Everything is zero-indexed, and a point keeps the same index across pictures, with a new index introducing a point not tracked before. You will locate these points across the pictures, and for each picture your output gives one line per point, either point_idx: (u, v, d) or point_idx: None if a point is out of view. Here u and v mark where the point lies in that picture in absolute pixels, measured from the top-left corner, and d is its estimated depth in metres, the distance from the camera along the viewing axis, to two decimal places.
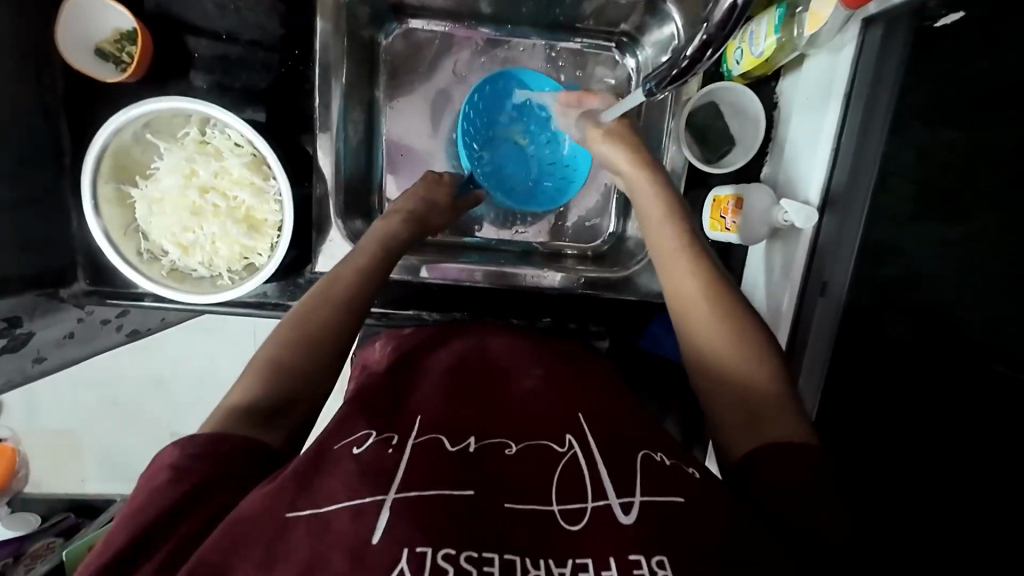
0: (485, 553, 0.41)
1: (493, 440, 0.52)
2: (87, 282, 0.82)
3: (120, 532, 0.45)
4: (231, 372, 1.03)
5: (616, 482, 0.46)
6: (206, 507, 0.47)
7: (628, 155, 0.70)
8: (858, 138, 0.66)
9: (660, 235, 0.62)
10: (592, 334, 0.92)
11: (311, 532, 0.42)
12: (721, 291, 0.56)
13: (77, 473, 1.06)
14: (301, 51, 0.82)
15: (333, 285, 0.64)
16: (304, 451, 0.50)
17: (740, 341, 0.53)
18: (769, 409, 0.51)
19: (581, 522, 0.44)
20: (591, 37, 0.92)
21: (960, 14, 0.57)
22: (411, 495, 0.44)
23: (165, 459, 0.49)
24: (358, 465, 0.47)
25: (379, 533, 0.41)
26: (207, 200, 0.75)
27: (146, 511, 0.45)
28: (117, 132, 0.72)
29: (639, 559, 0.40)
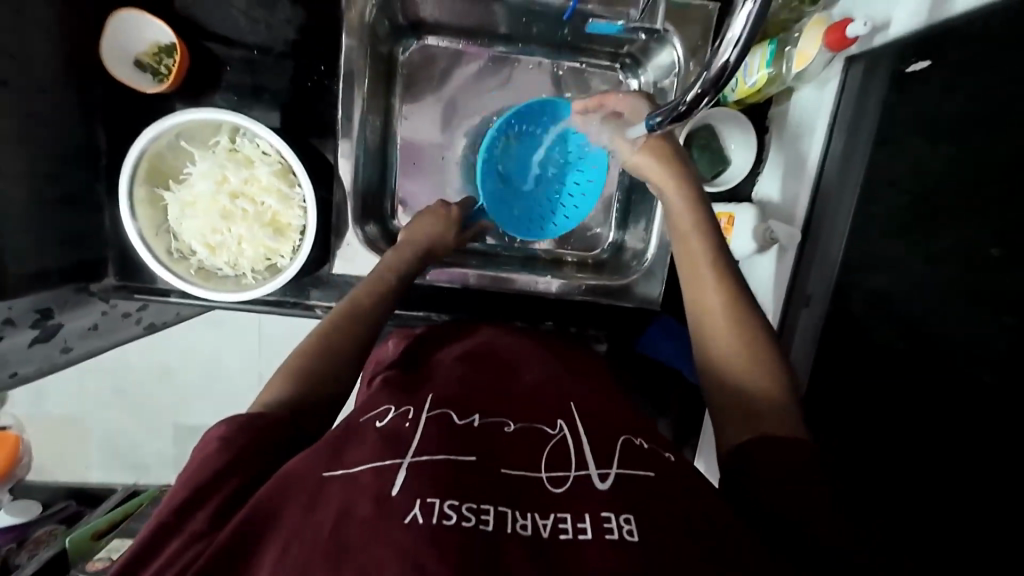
0: (483, 505, 0.46)
1: (496, 418, 0.57)
2: (115, 277, 0.87)
3: (180, 491, 0.51)
4: (240, 366, 1.09)
5: (595, 454, 0.52)
6: (239, 474, 0.52)
7: (659, 167, 0.73)
8: (843, 164, 0.73)
9: (687, 247, 0.67)
10: (592, 337, 0.99)
11: (343, 488, 0.47)
12: (742, 311, 0.61)
13: (84, 458, 1.12)
14: (326, 67, 0.87)
15: (353, 304, 0.71)
16: (335, 428, 0.56)
17: (755, 361, 0.58)
18: (768, 409, 0.56)
19: (564, 486, 0.49)
20: (595, 58, 0.97)
21: (927, 62, 0.62)
22: (423, 459, 0.49)
23: (215, 433, 0.55)
24: (380, 435, 0.53)
25: (397, 488, 0.46)
26: (237, 205, 0.80)
27: (199, 475, 0.51)
28: (155, 139, 0.77)
29: (609, 515, 0.45)
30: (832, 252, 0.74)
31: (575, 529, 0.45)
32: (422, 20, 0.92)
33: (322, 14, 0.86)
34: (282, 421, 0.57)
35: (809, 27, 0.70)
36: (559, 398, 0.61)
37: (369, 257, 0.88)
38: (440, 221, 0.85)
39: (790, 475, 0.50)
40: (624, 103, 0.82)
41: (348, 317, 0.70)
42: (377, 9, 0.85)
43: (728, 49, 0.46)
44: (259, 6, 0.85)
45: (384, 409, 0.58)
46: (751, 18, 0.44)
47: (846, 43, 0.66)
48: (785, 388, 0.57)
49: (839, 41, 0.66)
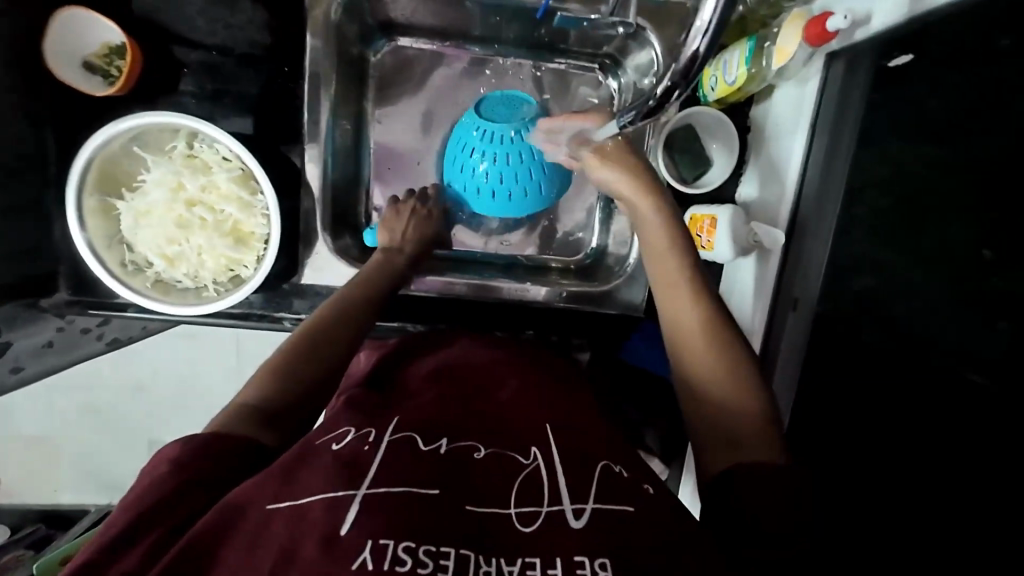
0: (443, 548, 0.42)
1: (466, 442, 0.54)
2: (69, 292, 0.82)
3: (119, 518, 0.46)
4: (215, 380, 1.03)
5: (572, 488, 0.48)
6: (191, 499, 0.48)
7: (630, 181, 0.69)
8: (825, 169, 0.70)
9: (662, 267, 0.64)
10: (575, 346, 0.95)
11: (289, 523, 0.44)
12: (720, 332, 0.58)
13: (54, 482, 1.05)
14: (291, 68, 0.84)
15: (328, 313, 0.67)
16: (289, 450, 0.51)
17: (733, 383, 0.56)
18: (755, 432, 0.53)
19: (534, 525, 0.45)
20: (575, 58, 0.95)
21: (909, 56, 0.60)
22: (380, 492, 0.45)
23: (166, 454, 0.51)
24: (335, 459, 0.49)
25: (348, 525, 0.43)
26: (194, 213, 0.75)
27: (145, 496, 0.47)
28: (105, 145, 0.73)
29: (583, 560, 0.42)
30: (814, 262, 0.71)
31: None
32: (393, 20, 0.89)
33: (286, 14, 0.83)
34: (244, 435, 0.54)
35: (788, 22, 0.67)
36: (541, 416, 0.59)
37: (340, 267, 0.84)
38: (417, 221, 0.85)
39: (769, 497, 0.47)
40: (587, 119, 0.73)
41: (307, 334, 0.64)
42: (344, 10, 0.82)
43: (698, 36, 0.44)
44: (219, 6, 0.81)
45: (344, 432, 0.54)
46: (719, 4, 0.42)
47: (828, 36, 0.63)
48: (766, 411, 0.54)
49: (819, 35, 0.63)
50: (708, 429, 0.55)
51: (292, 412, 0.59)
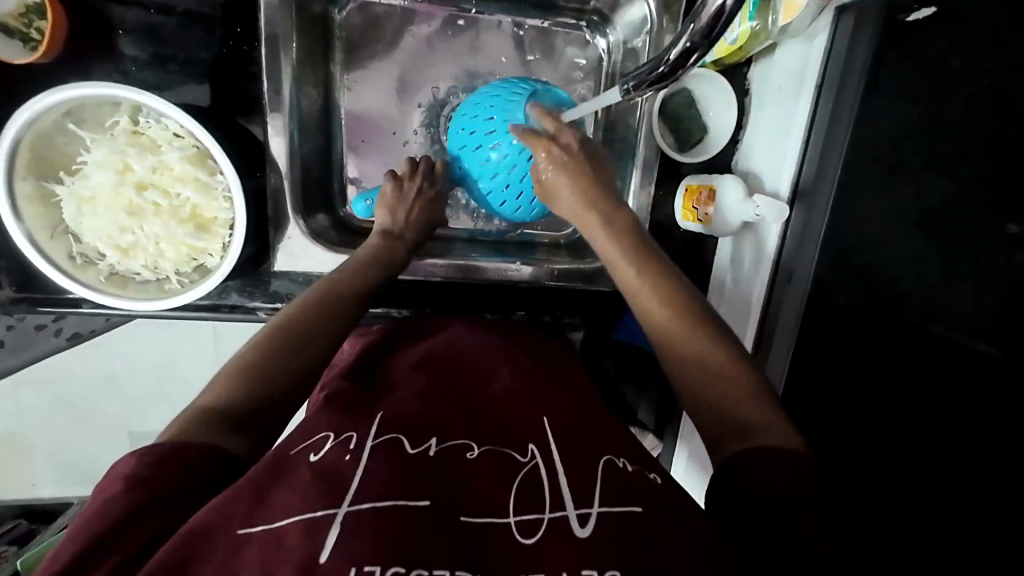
0: (438, 570, 0.39)
1: (457, 441, 0.51)
2: (12, 289, 0.74)
3: (67, 547, 0.42)
4: (189, 368, 0.97)
5: (575, 493, 0.46)
6: (149, 522, 0.44)
7: (579, 182, 0.68)
8: (829, 137, 0.65)
9: (623, 268, 0.65)
10: (567, 326, 0.91)
11: (262, 551, 0.40)
12: (693, 316, 0.59)
13: (26, 478, 1.00)
14: (244, 29, 0.74)
15: (304, 308, 0.61)
16: (264, 459, 0.48)
17: (717, 363, 0.56)
18: (757, 425, 0.52)
19: (537, 535, 0.43)
20: (559, 15, 0.87)
21: (932, 9, 0.54)
22: (364, 509, 0.42)
23: (123, 469, 0.46)
24: (313, 473, 0.45)
25: (327, 551, 0.39)
26: (145, 198, 0.68)
27: (88, 529, 0.42)
28: (33, 121, 0.64)
29: (592, 574, 0.40)
30: (812, 233, 0.67)
31: None
32: None
33: None
34: (211, 442, 0.49)
35: None
36: (533, 408, 0.56)
37: (316, 250, 0.78)
38: (422, 205, 0.77)
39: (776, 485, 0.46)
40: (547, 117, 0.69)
41: (277, 332, 0.58)
42: None
43: None
44: None
45: (321, 439, 0.51)
46: None
47: None
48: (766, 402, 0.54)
49: None
50: (712, 419, 0.55)
51: (272, 414, 0.54)
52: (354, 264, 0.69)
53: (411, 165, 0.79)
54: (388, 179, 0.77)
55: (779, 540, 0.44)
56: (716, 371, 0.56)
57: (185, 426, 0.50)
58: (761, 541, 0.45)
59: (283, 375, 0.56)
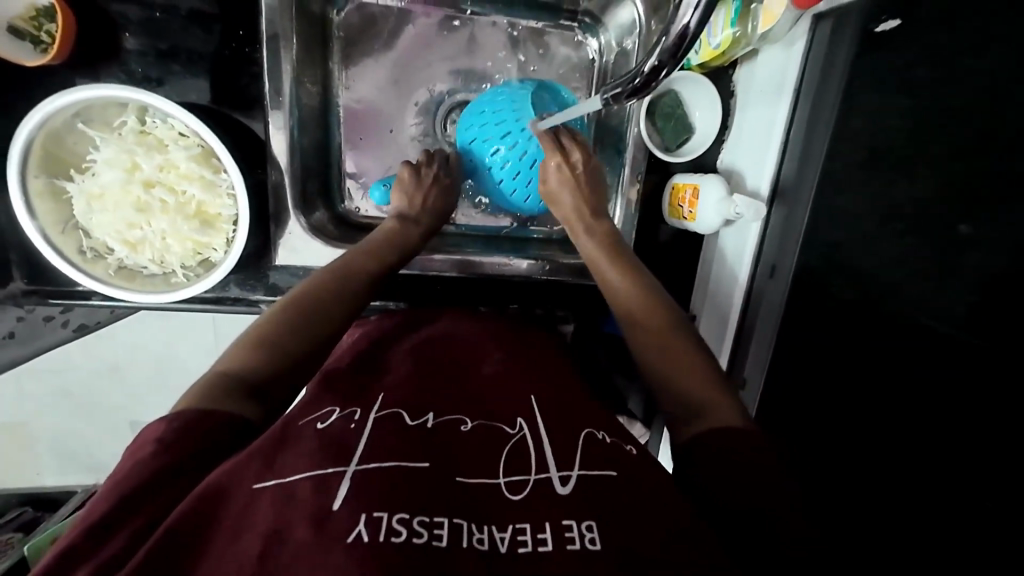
0: (437, 518, 0.43)
1: (452, 415, 0.55)
2: (23, 281, 0.77)
3: (101, 503, 0.45)
4: (192, 359, 1.01)
5: (558, 458, 0.49)
6: (167, 492, 0.46)
7: (574, 196, 0.75)
8: (809, 137, 0.69)
9: (603, 271, 0.71)
10: (559, 319, 0.95)
11: (275, 502, 0.43)
12: (658, 314, 0.64)
13: (32, 466, 1.04)
14: (246, 32, 0.76)
15: (312, 290, 0.64)
16: (272, 428, 0.52)
17: (682, 356, 0.60)
18: (724, 403, 0.56)
19: (523, 493, 0.46)
20: (553, 16, 0.89)
21: (897, 21, 0.58)
22: (370, 468, 0.46)
23: (152, 434, 0.50)
24: (319, 440, 0.49)
25: (340, 501, 0.43)
26: (153, 195, 0.71)
27: (120, 487, 0.46)
28: (44, 121, 0.66)
29: (570, 523, 0.43)
30: (794, 228, 0.73)
31: (535, 540, 0.42)
32: None
33: None
34: (232, 412, 0.53)
35: None
36: (523, 391, 0.60)
37: (317, 245, 0.81)
38: (437, 191, 0.80)
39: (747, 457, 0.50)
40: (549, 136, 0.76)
41: (281, 316, 0.61)
42: None
43: (689, 10, 0.42)
44: None
45: (328, 411, 0.54)
46: None
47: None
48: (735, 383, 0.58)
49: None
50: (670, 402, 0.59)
51: (277, 394, 0.57)
52: (361, 250, 0.72)
53: (426, 155, 0.83)
54: (405, 166, 0.81)
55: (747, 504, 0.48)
56: (679, 366, 0.60)
57: (195, 397, 0.53)
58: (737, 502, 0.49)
59: (290, 358, 0.59)
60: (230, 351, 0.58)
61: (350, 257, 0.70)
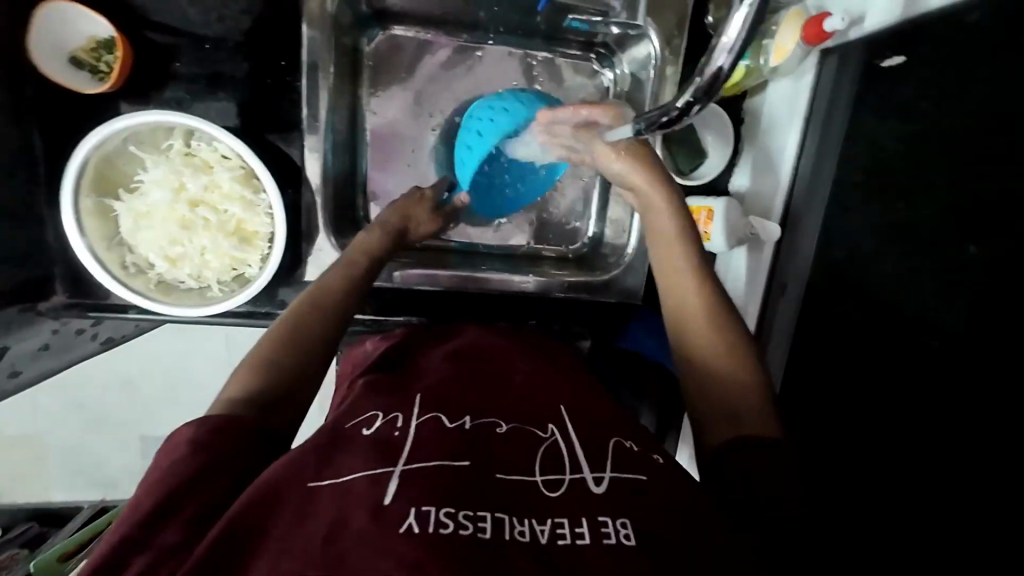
0: (480, 511, 0.45)
1: (487, 419, 0.57)
2: (66, 294, 0.80)
3: (144, 502, 0.47)
4: (212, 373, 1.03)
5: (590, 458, 0.52)
6: (209, 485, 0.49)
7: (642, 172, 0.71)
8: (817, 162, 0.74)
9: (670, 255, 0.69)
10: (576, 335, 0.98)
11: (334, 498, 0.46)
12: (722, 318, 0.64)
13: (44, 480, 1.04)
14: (287, 62, 0.81)
15: (321, 286, 0.69)
16: (319, 434, 0.54)
17: (742, 374, 0.60)
18: (755, 413, 0.57)
19: (560, 490, 0.48)
20: (569, 49, 0.94)
21: (903, 57, 0.63)
22: (416, 466, 0.48)
23: (182, 436, 0.52)
24: (370, 441, 0.52)
25: (391, 496, 0.45)
26: (197, 214, 0.74)
27: (163, 483, 0.48)
28: (100, 145, 0.70)
29: (606, 520, 0.45)
30: (805, 248, 0.77)
31: (573, 532, 0.44)
32: (387, 8, 0.87)
33: (279, 3, 0.80)
34: (251, 419, 0.55)
35: (787, 20, 0.71)
36: (551, 401, 0.62)
37: None
38: (409, 203, 0.82)
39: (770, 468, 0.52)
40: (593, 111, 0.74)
41: (297, 316, 0.65)
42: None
43: (722, 54, 0.44)
44: None
45: (372, 416, 0.57)
46: (746, 22, 0.42)
47: (824, 36, 0.67)
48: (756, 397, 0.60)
49: (816, 35, 0.67)
50: (703, 411, 0.60)
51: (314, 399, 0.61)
52: (356, 247, 0.75)
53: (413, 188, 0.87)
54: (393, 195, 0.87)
55: (772, 511, 0.50)
56: (731, 381, 0.60)
57: (241, 407, 0.56)
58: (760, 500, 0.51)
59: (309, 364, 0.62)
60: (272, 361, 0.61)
61: (347, 257, 0.73)
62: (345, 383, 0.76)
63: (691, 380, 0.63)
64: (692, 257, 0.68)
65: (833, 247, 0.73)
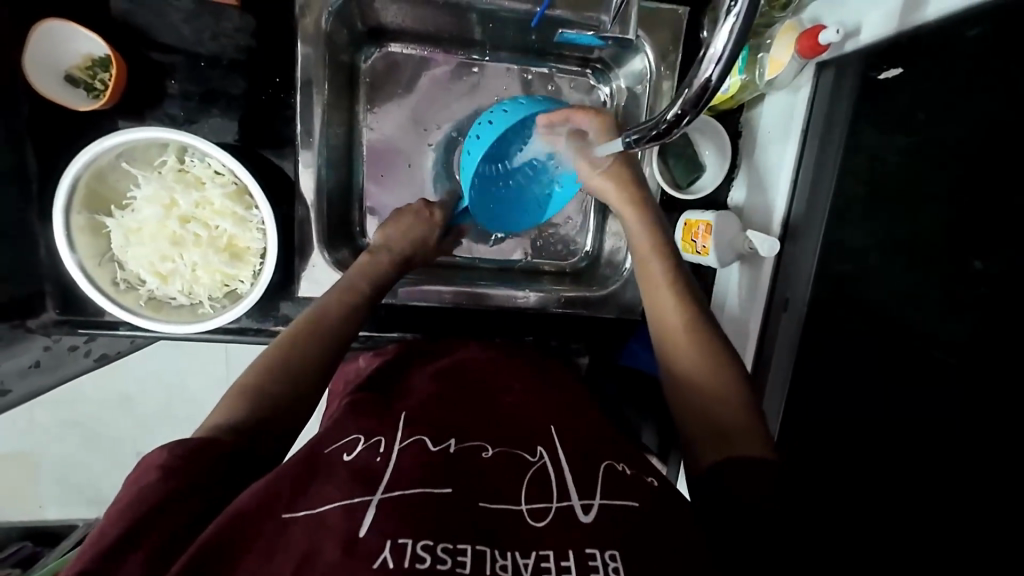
0: (460, 544, 0.44)
1: (473, 442, 0.55)
2: (56, 311, 0.80)
3: (111, 526, 0.46)
4: (204, 391, 1.01)
5: (580, 486, 0.50)
6: (169, 519, 0.47)
7: (619, 194, 0.75)
8: (816, 175, 0.72)
9: (649, 270, 0.70)
10: (574, 351, 0.95)
11: (308, 529, 0.45)
12: (698, 332, 0.63)
13: (35, 499, 1.02)
14: (282, 79, 0.82)
15: (316, 314, 0.68)
16: (296, 458, 0.52)
17: (727, 395, 0.59)
18: (742, 432, 0.56)
19: (546, 520, 0.47)
20: (565, 64, 0.94)
21: (899, 69, 0.62)
22: (396, 495, 0.47)
23: (155, 460, 0.50)
24: (349, 471, 0.50)
25: (366, 527, 0.44)
26: (187, 230, 0.74)
27: (129, 510, 0.46)
28: (91, 162, 0.70)
29: (594, 553, 0.44)
30: (805, 267, 0.73)
31: (559, 567, 0.43)
32: (383, 25, 0.87)
33: (275, 22, 0.81)
34: (233, 441, 0.54)
35: (782, 33, 0.71)
36: (542, 420, 0.60)
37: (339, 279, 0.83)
38: (408, 222, 0.83)
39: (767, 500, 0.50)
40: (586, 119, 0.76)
41: (294, 341, 0.64)
42: (334, 18, 0.80)
43: (711, 65, 0.43)
44: (205, 15, 0.79)
45: (353, 440, 0.55)
46: (735, 32, 0.41)
47: (819, 49, 0.66)
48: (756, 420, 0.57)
49: (811, 48, 0.66)
50: (697, 428, 0.59)
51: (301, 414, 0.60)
52: (360, 272, 0.75)
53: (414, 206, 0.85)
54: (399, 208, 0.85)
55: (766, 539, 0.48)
56: (722, 402, 0.58)
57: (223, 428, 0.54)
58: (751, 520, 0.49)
59: (305, 386, 0.62)
60: (260, 378, 0.60)
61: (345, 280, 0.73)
62: (335, 401, 0.74)
63: (681, 403, 0.61)
64: (671, 271, 0.69)
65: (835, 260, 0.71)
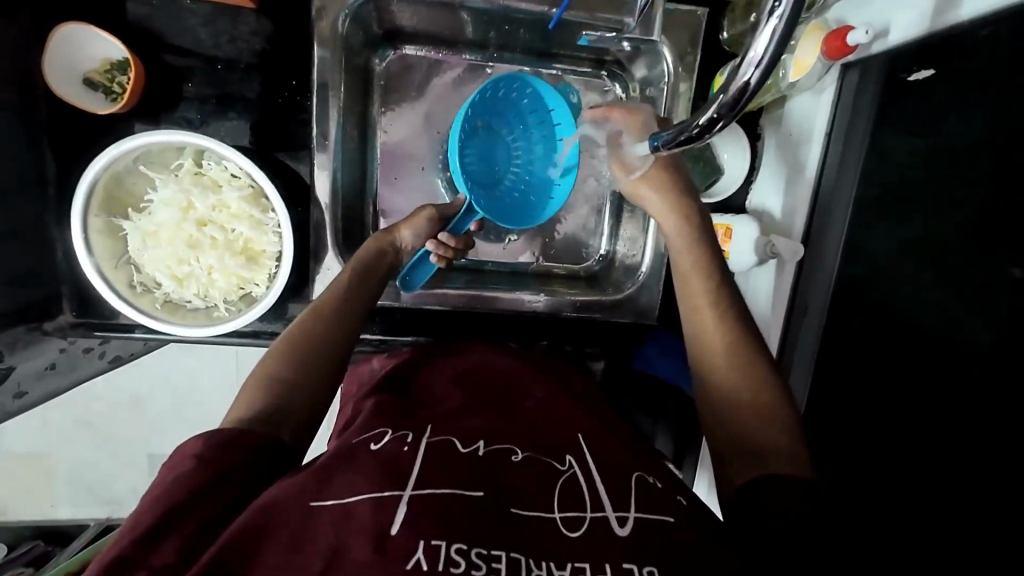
0: (494, 551, 0.44)
1: (502, 445, 0.56)
2: (72, 314, 0.81)
3: (152, 508, 0.46)
4: (216, 393, 1.01)
5: (611, 496, 0.50)
6: (208, 504, 0.47)
7: (661, 199, 0.72)
8: (838, 175, 0.72)
9: (689, 285, 0.66)
10: (589, 355, 0.95)
11: (335, 521, 0.45)
12: (747, 351, 0.61)
13: (47, 500, 1.02)
14: (298, 82, 0.82)
15: (300, 324, 0.64)
16: (323, 456, 0.53)
17: (777, 419, 0.57)
18: (780, 453, 0.55)
19: (579, 530, 0.47)
20: (578, 65, 0.93)
21: (930, 71, 0.62)
22: (425, 493, 0.48)
23: (191, 449, 0.50)
24: (378, 459, 0.51)
25: (397, 525, 0.45)
26: (205, 233, 0.74)
27: (164, 499, 0.47)
28: (110, 165, 0.70)
29: (632, 567, 0.44)
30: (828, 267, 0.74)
31: None
32: (399, 28, 0.87)
33: (292, 26, 0.80)
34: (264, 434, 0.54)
35: (807, 34, 0.70)
36: (569, 426, 0.61)
37: None
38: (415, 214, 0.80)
39: (790, 511, 0.50)
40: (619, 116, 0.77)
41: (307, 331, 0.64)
42: (351, 20, 0.80)
43: (750, 68, 0.42)
44: (222, 18, 0.79)
45: (380, 432, 0.56)
46: (777, 34, 0.40)
47: (847, 49, 0.64)
48: (782, 435, 0.56)
49: (838, 49, 0.65)
50: (725, 448, 0.58)
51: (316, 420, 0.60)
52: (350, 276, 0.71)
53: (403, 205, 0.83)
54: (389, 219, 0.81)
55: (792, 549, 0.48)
56: (753, 410, 0.58)
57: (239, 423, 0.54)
58: (776, 522, 0.49)
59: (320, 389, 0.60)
60: (281, 381, 0.59)
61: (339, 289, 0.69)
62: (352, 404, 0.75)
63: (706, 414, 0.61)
64: (713, 288, 0.65)
65: (858, 266, 0.71)
